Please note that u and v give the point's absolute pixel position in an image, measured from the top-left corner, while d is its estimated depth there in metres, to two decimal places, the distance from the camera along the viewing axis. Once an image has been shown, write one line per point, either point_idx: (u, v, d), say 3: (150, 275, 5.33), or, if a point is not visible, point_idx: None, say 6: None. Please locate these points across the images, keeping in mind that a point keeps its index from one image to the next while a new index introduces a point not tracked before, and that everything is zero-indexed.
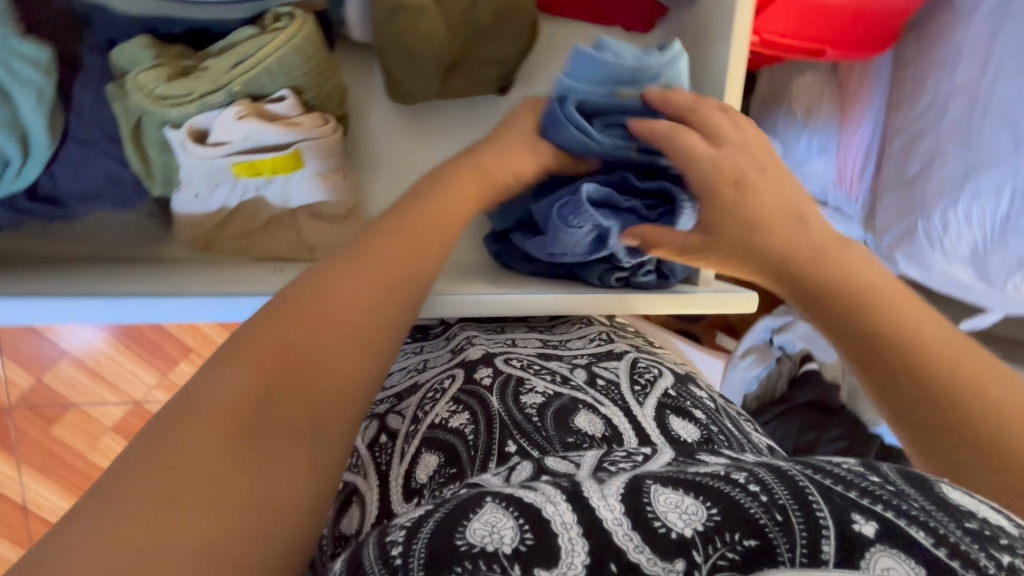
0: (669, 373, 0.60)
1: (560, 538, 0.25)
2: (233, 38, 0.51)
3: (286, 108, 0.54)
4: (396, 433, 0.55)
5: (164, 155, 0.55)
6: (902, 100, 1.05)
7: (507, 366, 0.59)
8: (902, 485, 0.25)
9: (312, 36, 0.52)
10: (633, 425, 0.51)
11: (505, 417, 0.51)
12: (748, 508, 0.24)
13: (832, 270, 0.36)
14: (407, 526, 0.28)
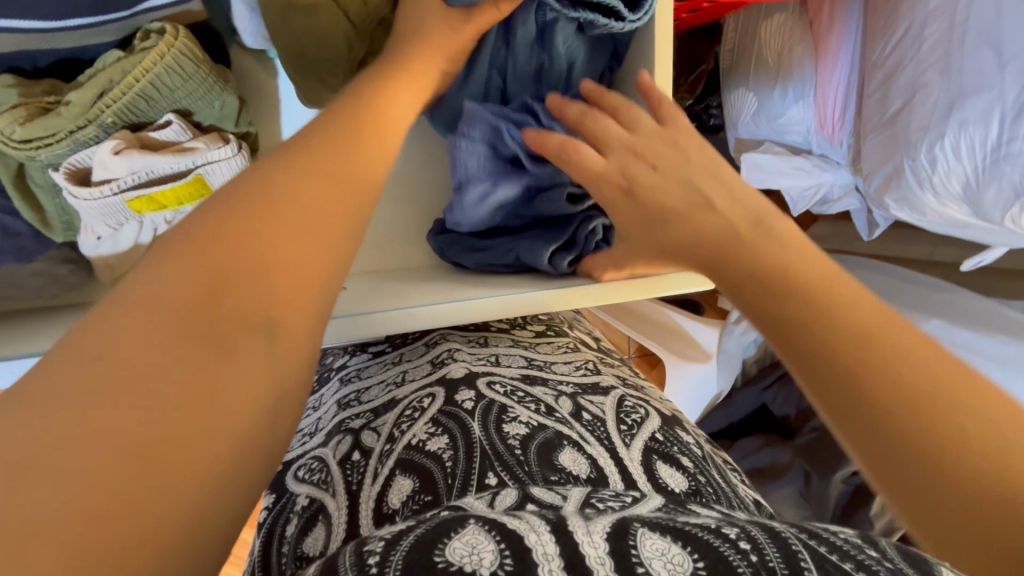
0: (657, 413, 0.50)
1: (540, 568, 0.24)
2: (97, 64, 0.47)
3: (175, 133, 0.51)
4: (364, 449, 0.47)
5: (56, 200, 0.51)
6: (876, 32, 0.97)
7: (492, 390, 0.48)
8: (901, 566, 0.26)
9: (190, 50, 0.48)
10: (620, 469, 0.42)
11: (487, 446, 0.42)
12: (734, 564, 0.25)
13: (806, 296, 0.35)
14: (385, 537, 0.28)
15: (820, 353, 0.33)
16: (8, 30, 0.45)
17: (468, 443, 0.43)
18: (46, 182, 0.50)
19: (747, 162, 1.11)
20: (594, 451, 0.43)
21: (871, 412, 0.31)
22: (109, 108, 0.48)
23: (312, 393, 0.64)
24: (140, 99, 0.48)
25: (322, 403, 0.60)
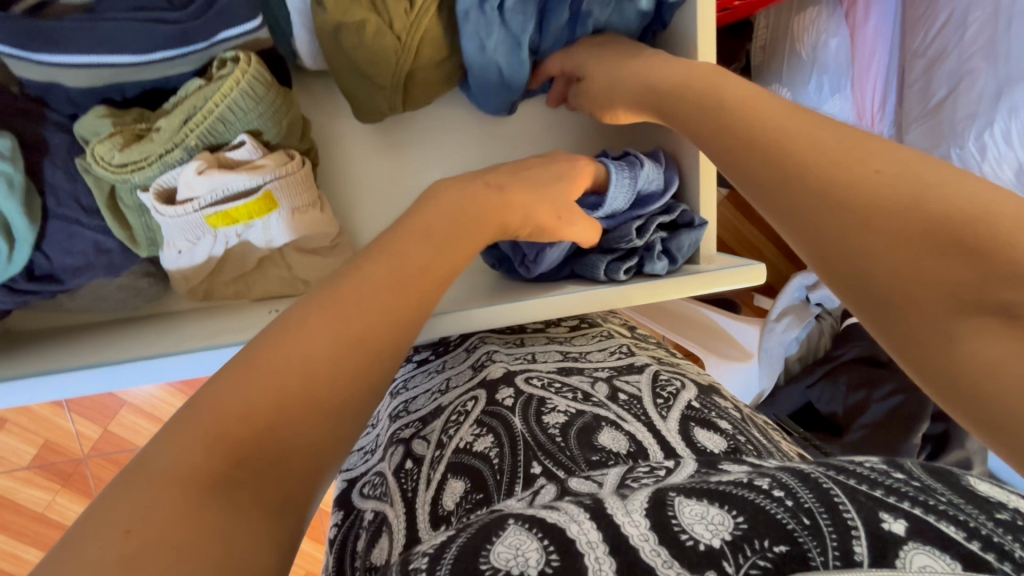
0: (693, 384, 0.51)
1: (588, 559, 0.26)
2: (181, 94, 0.52)
3: (247, 153, 0.55)
4: (416, 457, 0.48)
5: (142, 219, 0.56)
6: (915, 20, 0.95)
7: (530, 385, 0.50)
8: (928, 481, 0.28)
9: (260, 75, 0.52)
10: (659, 440, 0.43)
11: (529, 439, 0.44)
12: (775, 514, 0.26)
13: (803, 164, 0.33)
14: (429, 554, 0.28)
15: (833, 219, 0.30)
16: (100, 64, 0.49)
17: (511, 439, 0.45)
18: (134, 202, 0.55)
19: None
20: (632, 428, 0.45)
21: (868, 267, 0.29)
22: (192, 133, 0.52)
23: (366, 411, 0.66)
24: (218, 123, 0.53)
25: (378, 419, 0.62)
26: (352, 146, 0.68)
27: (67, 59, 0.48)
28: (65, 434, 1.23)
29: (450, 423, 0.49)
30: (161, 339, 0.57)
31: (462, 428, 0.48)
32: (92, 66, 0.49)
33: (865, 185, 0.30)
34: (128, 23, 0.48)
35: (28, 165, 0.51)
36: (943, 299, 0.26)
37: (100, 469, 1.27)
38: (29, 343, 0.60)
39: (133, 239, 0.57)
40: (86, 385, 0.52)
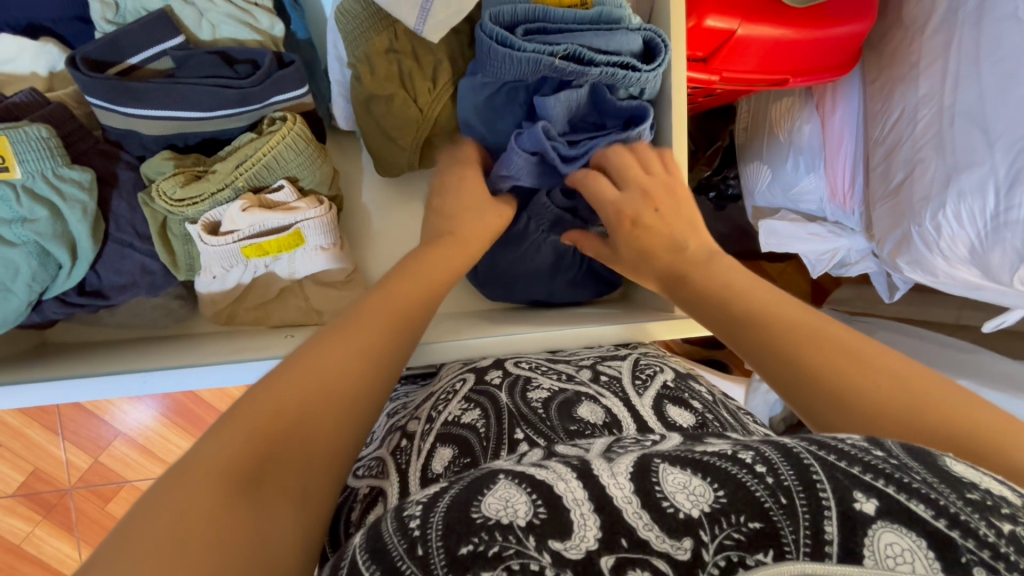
0: (670, 370, 0.63)
1: (573, 514, 0.33)
2: (236, 144, 0.62)
3: (285, 196, 0.64)
4: (409, 434, 0.56)
5: (186, 248, 0.64)
6: (876, 113, 1.07)
7: (518, 368, 0.62)
8: (906, 460, 0.33)
9: (302, 132, 0.62)
10: (632, 413, 0.55)
11: (514, 410, 0.55)
12: (756, 491, 0.32)
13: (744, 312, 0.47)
14: (422, 502, 0.36)
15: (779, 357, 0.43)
16: (175, 118, 0.60)
17: (498, 411, 0.55)
18: (181, 231, 0.63)
19: (763, 228, 1.24)
20: (608, 402, 0.56)
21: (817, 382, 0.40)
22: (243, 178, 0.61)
23: None
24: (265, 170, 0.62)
25: (373, 421, 0.69)
26: (372, 195, 0.78)
27: (147, 112, 0.58)
28: (54, 461, 1.25)
29: (440, 401, 0.59)
30: (187, 354, 0.64)
31: (451, 403, 0.58)
32: (168, 118, 0.59)
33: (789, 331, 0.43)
34: (200, 87, 0.58)
35: (99, 197, 0.60)
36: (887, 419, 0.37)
37: (83, 502, 1.28)
38: (64, 354, 0.67)
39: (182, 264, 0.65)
40: (116, 389, 0.60)
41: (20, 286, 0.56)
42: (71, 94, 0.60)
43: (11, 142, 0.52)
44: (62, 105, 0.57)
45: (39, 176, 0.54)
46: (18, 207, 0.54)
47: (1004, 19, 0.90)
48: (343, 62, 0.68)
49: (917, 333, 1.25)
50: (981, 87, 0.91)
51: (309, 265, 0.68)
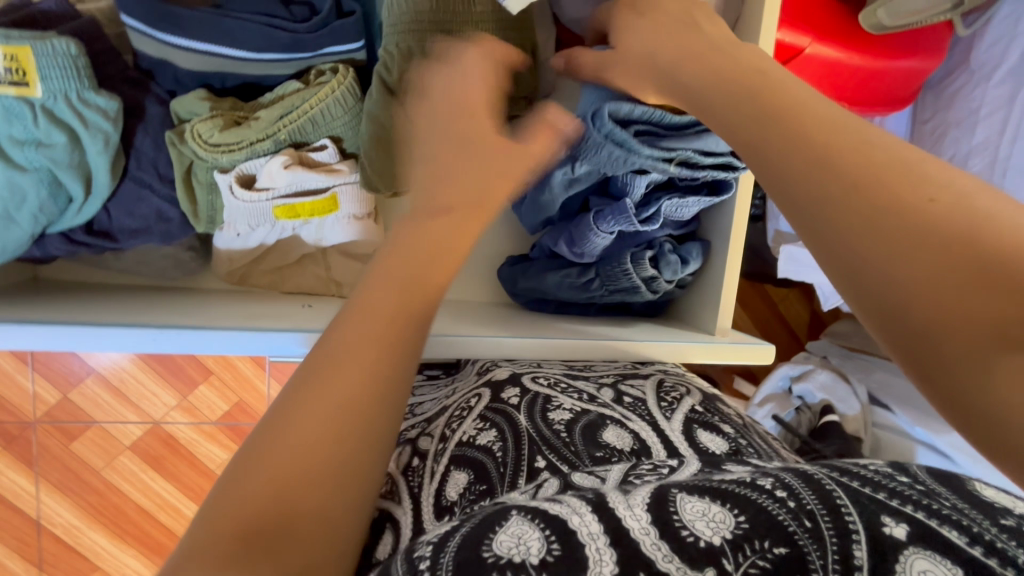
0: (697, 391, 0.60)
1: (589, 549, 0.31)
2: (279, 90, 0.56)
3: (327, 156, 0.59)
4: (421, 454, 0.53)
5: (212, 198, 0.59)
6: None
7: (536, 384, 0.58)
8: (934, 486, 0.33)
9: (353, 89, 0.57)
10: (662, 439, 0.52)
11: (534, 434, 0.51)
12: (778, 515, 0.31)
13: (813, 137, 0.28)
14: (432, 542, 0.33)
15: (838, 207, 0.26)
16: (216, 54, 0.54)
17: (515, 433, 0.51)
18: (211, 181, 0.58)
19: (785, 253, 1.21)
20: (635, 426, 0.53)
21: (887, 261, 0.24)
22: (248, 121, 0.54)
23: None
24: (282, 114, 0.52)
25: None
26: None
27: (188, 43, 0.53)
28: (20, 393, 1.18)
29: (454, 417, 0.56)
30: (197, 313, 0.59)
31: (466, 421, 0.55)
32: (209, 54, 0.54)
33: (857, 165, 0.26)
34: (252, 25, 0.53)
35: (122, 130, 0.54)
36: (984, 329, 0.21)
37: (46, 438, 1.21)
38: (58, 294, 0.61)
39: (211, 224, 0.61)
40: (115, 342, 0.54)
41: (24, 217, 0.50)
42: (103, 10, 0.54)
43: (35, 55, 0.46)
44: (94, 21, 0.51)
45: (60, 97, 0.48)
46: (33, 129, 0.48)
47: None
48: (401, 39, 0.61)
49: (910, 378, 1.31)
50: None
51: (339, 233, 0.64)
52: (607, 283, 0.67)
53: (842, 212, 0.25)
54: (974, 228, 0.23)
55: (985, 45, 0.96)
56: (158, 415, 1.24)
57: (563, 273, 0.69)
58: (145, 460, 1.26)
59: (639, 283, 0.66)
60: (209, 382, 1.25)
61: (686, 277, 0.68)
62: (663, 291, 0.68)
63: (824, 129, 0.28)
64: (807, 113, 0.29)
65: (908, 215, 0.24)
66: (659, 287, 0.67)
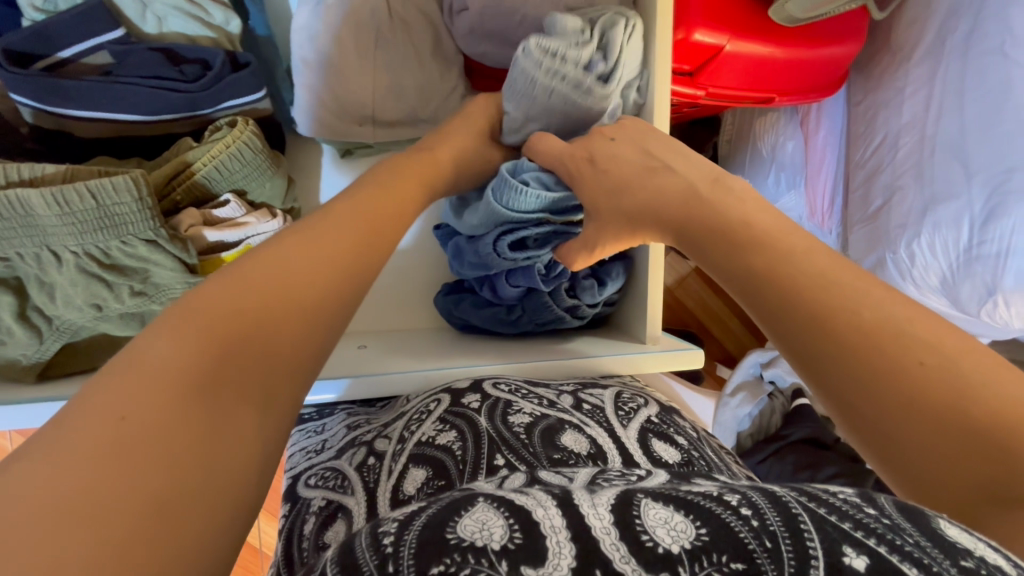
0: (654, 404, 0.63)
1: (550, 542, 0.30)
2: (172, 151, 0.56)
3: (232, 210, 0.58)
4: (378, 453, 0.55)
5: (62, 339, 0.54)
6: (859, 134, 1.06)
7: (497, 390, 0.60)
8: (900, 520, 0.29)
9: (250, 139, 0.56)
10: (617, 445, 0.54)
11: (494, 434, 0.54)
12: (739, 532, 0.29)
13: (785, 277, 0.41)
14: (398, 521, 0.34)
15: (805, 329, 0.38)
16: (113, 119, 0.54)
17: (475, 434, 0.54)
18: (65, 326, 0.54)
19: None
20: (593, 432, 0.55)
21: (834, 362, 0.36)
22: (50, 222, 0.45)
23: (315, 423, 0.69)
24: (105, 218, 0.47)
25: (328, 427, 0.65)
26: None
27: (79, 112, 0.53)
28: None
29: (414, 420, 0.58)
30: None
31: (425, 424, 0.56)
32: (109, 121, 0.54)
33: (823, 294, 0.38)
34: (141, 89, 0.53)
35: None
36: (919, 419, 0.32)
37: None
38: None
39: (47, 367, 0.56)
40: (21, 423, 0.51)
41: None
42: None
43: None
44: None
45: None
46: None
47: (990, 53, 0.88)
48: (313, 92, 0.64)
49: None
50: (963, 118, 0.90)
51: None
52: (532, 315, 0.69)
53: (808, 337, 0.38)
54: (900, 339, 0.34)
55: (905, 26, 0.97)
56: None
57: (488, 308, 0.71)
58: None
59: (563, 312, 0.69)
60: None
61: (612, 295, 0.70)
62: (593, 310, 0.70)
63: (785, 267, 0.41)
64: (777, 257, 0.42)
65: (849, 331, 0.36)
66: (584, 311, 0.69)
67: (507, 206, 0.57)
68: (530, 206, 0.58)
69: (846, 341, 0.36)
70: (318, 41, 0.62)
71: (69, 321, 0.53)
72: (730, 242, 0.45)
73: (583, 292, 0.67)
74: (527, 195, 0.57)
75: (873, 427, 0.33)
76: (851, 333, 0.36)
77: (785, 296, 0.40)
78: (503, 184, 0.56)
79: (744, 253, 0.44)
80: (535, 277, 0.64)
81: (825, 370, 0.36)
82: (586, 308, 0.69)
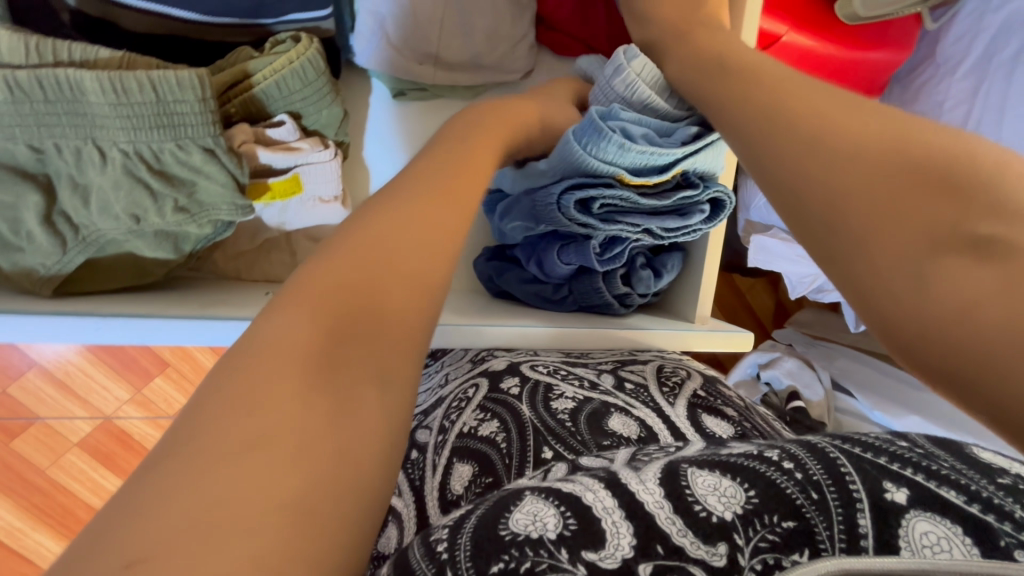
0: (697, 375, 0.62)
1: (606, 523, 0.33)
2: (230, 59, 0.51)
3: (286, 132, 0.53)
4: (420, 446, 0.56)
5: (86, 253, 0.49)
6: None
7: (535, 372, 0.58)
8: (931, 449, 0.36)
9: (314, 58, 0.52)
10: (667, 425, 0.53)
11: (539, 424, 0.52)
12: (787, 489, 0.33)
13: (813, 119, 0.30)
14: (448, 526, 0.35)
15: (799, 158, 0.29)
16: (165, 15, 0.49)
17: (519, 425, 0.52)
18: (92, 238, 0.48)
19: (755, 243, 1.23)
20: (640, 414, 0.54)
21: (832, 196, 0.27)
22: (99, 112, 0.40)
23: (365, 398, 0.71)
24: (164, 116, 0.42)
25: None
26: (382, 147, 0.71)
27: (132, 2, 0.48)
28: None
29: (454, 407, 0.57)
30: (149, 300, 0.54)
31: (465, 412, 0.55)
32: (160, 16, 0.49)
33: (839, 119, 0.29)
34: None
35: None
36: (921, 245, 0.23)
37: None
38: None
39: (64, 283, 0.51)
40: (38, 333, 0.46)
41: None
42: None
43: None
44: None
45: None
46: None
47: None
48: (376, 18, 0.59)
49: (873, 364, 1.39)
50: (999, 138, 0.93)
51: (303, 215, 0.59)
52: (576, 296, 0.66)
53: (806, 170, 0.28)
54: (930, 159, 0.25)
55: (953, 39, 0.97)
56: (111, 411, 1.15)
57: (534, 284, 0.67)
58: (96, 458, 1.17)
59: (612, 301, 0.65)
60: (165, 375, 1.15)
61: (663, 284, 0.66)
62: (643, 299, 0.67)
63: (807, 101, 0.32)
64: (793, 96, 0.33)
65: (845, 158, 0.27)
66: (632, 301, 0.66)
67: (589, 152, 0.51)
68: (609, 155, 0.51)
69: (851, 166, 0.27)
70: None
71: (99, 231, 0.48)
72: (743, 91, 0.36)
73: (635, 281, 0.64)
74: (610, 144, 0.51)
75: (874, 271, 0.24)
76: (860, 159, 0.27)
77: (810, 118, 0.30)
78: (589, 126, 0.50)
79: (758, 95, 0.35)
80: (591, 257, 0.60)
81: (820, 208, 0.27)
82: (637, 298, 0.66)
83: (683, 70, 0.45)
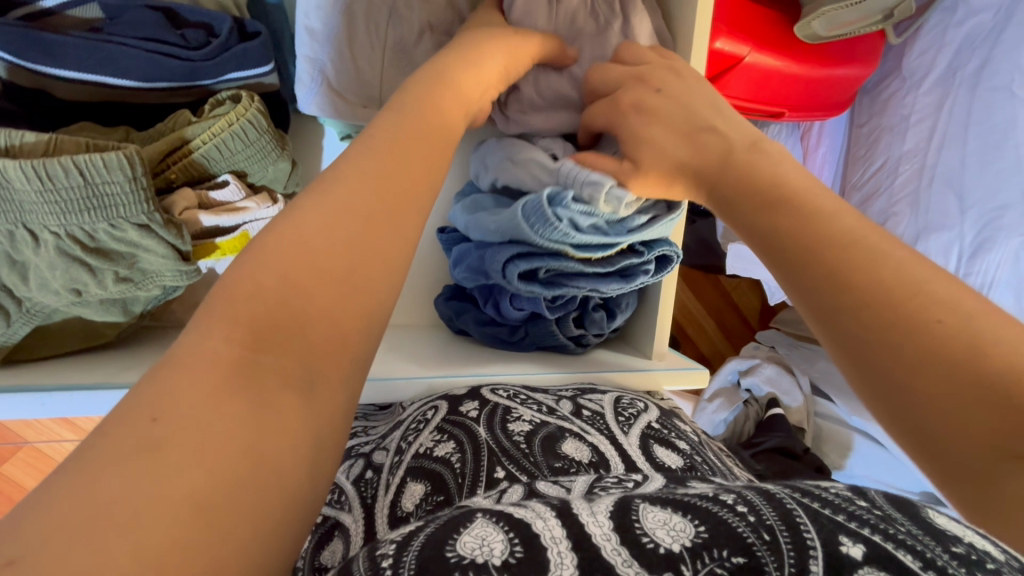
0: (655, 407, 0.62)
1: (551, 552, 0.28)
2: (169, 124, 0.51)
3: (230, 193, 0.53)
4: (375, 466, 0.53)
5: (33, 322, 0.49)
6: (858, 158, 1.05)
7: (495, 396, 0.58)
8: (890, 511, 0.30)
9: (256, 117, 0.51)
10: (620, 453, 0.53)
11: (493, 445, 0.51)
12: (737, 528, 0.28)
13: (813, 235, 0.36)
14: (396, 541, 0.32)
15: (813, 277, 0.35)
16: (99, 83, 0.49)
17: (474, 445, 0.52)
18: (38, 309, 0.48)
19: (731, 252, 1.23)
20: (594, 440, 0.54)
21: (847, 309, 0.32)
22: (28, 198, 0.40)
23: None
24: (93, 199, 0.42)
25: None
26: None
27: (64, 73, 0.47)
28: None
29: (411, 429, 0.55)
30: (102, 361, 0.54)
31: (422, 433, 0.54)
32: (95, 85, 0.49)
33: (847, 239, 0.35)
34: (135, 52, 0.48)
35: None
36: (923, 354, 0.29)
37: None
38: None
39: (12, 351, 0.51)
40: None
41: None
42: None
43: None
44: None
45: None
46: None
47: (997, 90, 0.91)
48: (315, 65, 0.58)
49: None
50: (964, 152, 0.93)
51: None
52: (530, 338, 0.67)
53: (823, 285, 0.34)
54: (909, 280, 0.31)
55: (917, 53, 0.97)
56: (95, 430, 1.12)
57: (490, 326, 0.67)
58: None
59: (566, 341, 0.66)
60: None
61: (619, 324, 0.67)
62: (597, 337, 0.68)
63: (799, 220, 0.38)
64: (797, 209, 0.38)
65: (851, 280, 0.33)
66: (587, 339, 0.67)
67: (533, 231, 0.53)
68: (550, 237, 0.53)
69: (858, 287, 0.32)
70: (323, 8, 0.56)
71: (43, 303, 0.48)
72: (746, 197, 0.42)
73: (588, 322, 0.65)
74: (552, 229, 0.53)
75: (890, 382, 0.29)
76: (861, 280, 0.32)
77: (815, 238, 0.36)
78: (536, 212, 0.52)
79: (757, 206, 0.40)
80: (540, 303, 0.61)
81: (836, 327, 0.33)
82: (591, 338, 0.67)
83: (640, 148, 0.48)
